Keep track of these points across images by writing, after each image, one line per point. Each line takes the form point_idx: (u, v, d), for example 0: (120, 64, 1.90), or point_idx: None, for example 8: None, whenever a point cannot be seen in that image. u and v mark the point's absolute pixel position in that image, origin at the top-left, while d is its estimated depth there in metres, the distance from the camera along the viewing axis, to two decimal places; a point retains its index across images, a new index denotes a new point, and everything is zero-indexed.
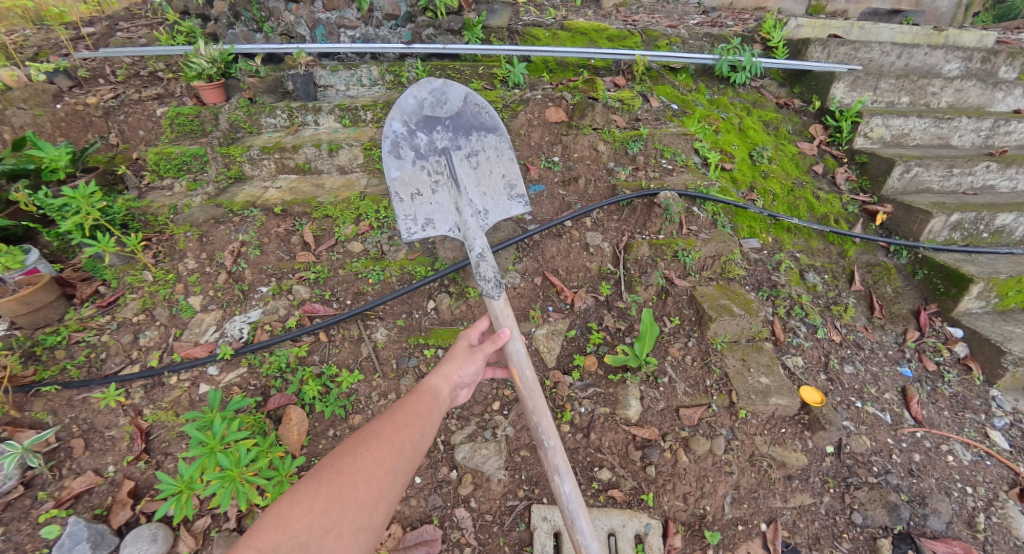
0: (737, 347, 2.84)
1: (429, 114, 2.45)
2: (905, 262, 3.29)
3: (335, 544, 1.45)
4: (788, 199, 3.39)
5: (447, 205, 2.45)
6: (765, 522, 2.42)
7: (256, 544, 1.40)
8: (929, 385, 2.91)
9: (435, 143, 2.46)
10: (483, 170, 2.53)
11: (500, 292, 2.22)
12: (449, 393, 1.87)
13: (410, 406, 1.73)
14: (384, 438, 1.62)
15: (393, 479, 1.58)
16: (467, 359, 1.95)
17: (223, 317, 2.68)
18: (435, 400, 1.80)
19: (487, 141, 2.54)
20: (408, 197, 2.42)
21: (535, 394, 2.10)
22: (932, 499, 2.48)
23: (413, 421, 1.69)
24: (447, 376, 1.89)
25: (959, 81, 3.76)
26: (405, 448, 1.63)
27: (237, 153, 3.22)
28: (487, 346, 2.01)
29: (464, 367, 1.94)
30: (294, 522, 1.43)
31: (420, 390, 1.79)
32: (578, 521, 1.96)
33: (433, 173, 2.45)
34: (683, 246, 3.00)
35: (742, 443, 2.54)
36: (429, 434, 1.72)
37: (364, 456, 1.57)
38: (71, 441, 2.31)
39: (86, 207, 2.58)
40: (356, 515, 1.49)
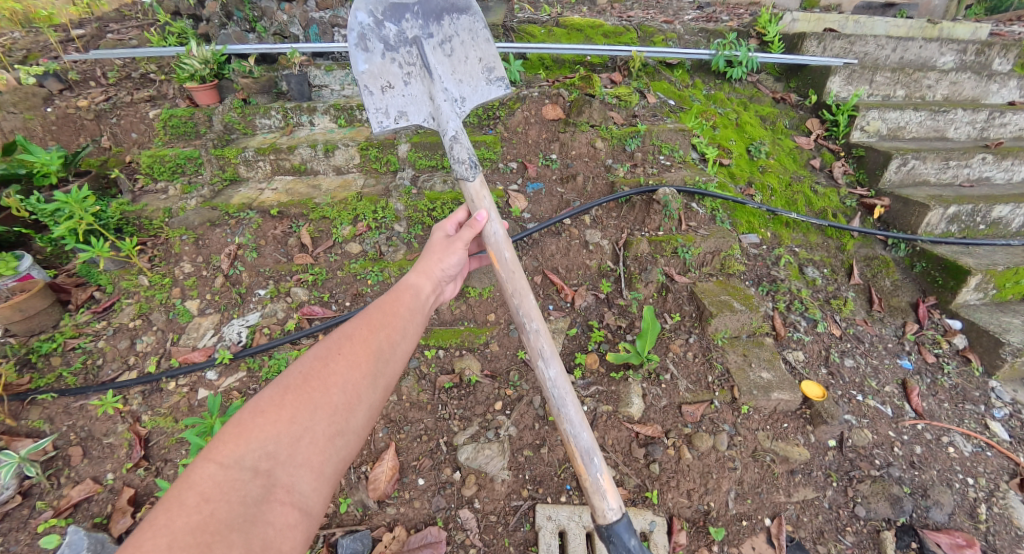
0: (738, 342, 2.83)
1: (397, 2, 2.33)
2: (903, 254, 3.30)
3: (309, 451, 1.37)
4: (787, 194, 3.38)
5: (421, 95, 2.37)
6: (769, 517, 2.42)
7: (217, 458, 1.30)
8: (929, 377, 2.92)
9: (404, 33, 2.35)
10: (458, 56, 2.42)
11: (474, 173, 2.15)
12: (431, 290, 1.87)
13: (386, 307, 1.67)
14: (358, 338, 1.56)
15: (370, 383, 1.51)
16: (447, 250, 1.95)
17: (221, 321, 2.65)
18: (416, 298, 1.78)
19: (459, 25, 2.42)
20: (378, 89, 2.31)
21: (518, 277, 2.05)
22: (934, 491, 2.48)
23: (390, 322, 1.64)
24: (427, 273, 1.87)
25: (954, 74, 3.76)
26: (381, 348, 1.57)
27: (232, 155, 3.18)
28: (465, 234, 2.01)
29: (445, 261, 1.93)
30: (257, 433, 1.34)
31: (398, 289, 1.76)
32: (566, 409, 1.94)
33: (404, 63, 2.36)
34: (682, 242, 2.99)
35: (745, 438, 2.54)
36: (409, 333, 1.67)
37: (336, 359, 1.50)
38: (69, 449, 2.27)
39: (79, 211, 2.55)
40: (331, 420, 1.42)
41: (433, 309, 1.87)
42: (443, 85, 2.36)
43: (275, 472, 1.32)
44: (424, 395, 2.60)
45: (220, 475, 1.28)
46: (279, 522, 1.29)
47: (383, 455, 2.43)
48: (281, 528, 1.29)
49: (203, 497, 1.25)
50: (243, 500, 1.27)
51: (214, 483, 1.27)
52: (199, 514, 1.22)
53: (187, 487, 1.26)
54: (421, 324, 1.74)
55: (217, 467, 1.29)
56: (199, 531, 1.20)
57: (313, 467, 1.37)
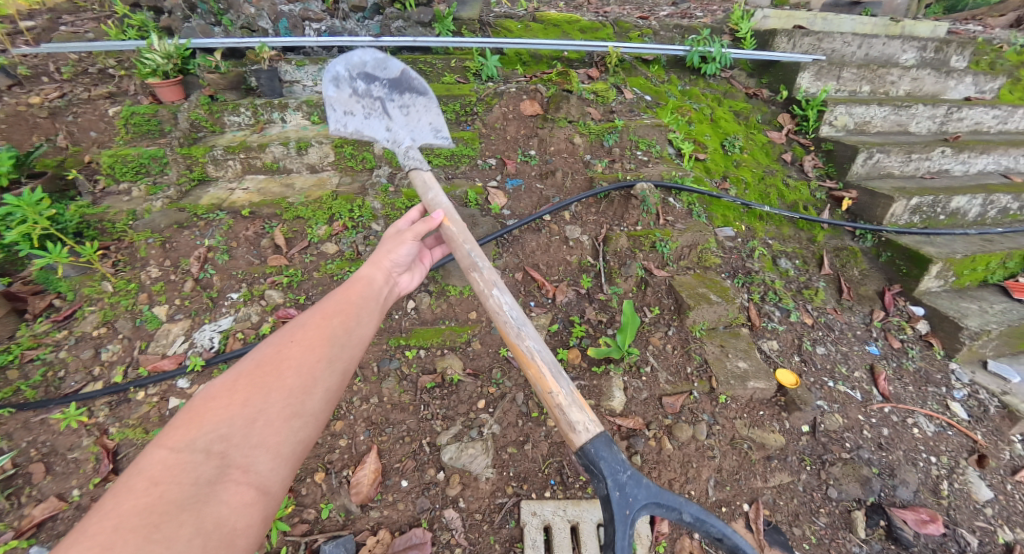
0: (715, 333, 2.90)
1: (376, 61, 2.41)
2: (869, 245, 3.42)
3: (264, 432, 1.33)
4: (760, 187, 3.47)
5: (377, 131, 2.33)
6: (748, 502, 2.47)
7: (167, 443, 1.26)
8: (895, 361, 3.05)
9: (372, 82, 2.35)
10: (416, 118, 2.42)
11: (425, 163, 2.24)
12: (385, 279, 1.87)
13: (342, 295, 1.68)
14: (312, 325, 1.55)
15: (327, 365, 1.50)
16: (397, 241, 1.95)
17: (192, 326, 2.55)
18: (370, 287, 1.78)
19: (424, 98, 2.45)
20: (340, 114, 2.29)
21: (468, 244, 2.01)
22: (901, 470, 2.59)
23: (346, 309, 1.64)
24: (378, 264, 1.87)
25: (915, 70, 3.92)
26: (337, 333, 1.57)
27: (199, 154, 3.06)
28: (418, 229, 2.00)
29: (395, 252, 1.92)
30: (211, 415, 1.31)
31: (352, 281, 1.76)
32: (526, 327, 1.82)
33: (369, 103, 2.35)
34: (660, 236, 3.03)
35: (723, 427, 2.61)
36: (365, 319, 1.67)
37: (291, 344, 1.49)
38: (30, 466, 2.16)
39: (32, 215, 2.41)
40: (287, 402, 1.40)
41: (390, 299, 1.86)
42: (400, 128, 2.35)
43: (229, 453, 1.28)
44: (406, 395, 2.58)
45: (171, 459, 1.23)
46: (233, 503, 1.23)
47: (366, 457, 2.41)
48: (235, 508, 1.23)
49: (152, 481, 1.19)
50: (195, 481, 1.22)
51: (165, 466, 1.22)
52: (148, 496, 1.17)
53: (137, 472, 1.20)
54: (378, 312, 1.74)
55: (168, 452, 1.24)
56: (147, 512, 1.15)
57: (269, 447, 1.33)
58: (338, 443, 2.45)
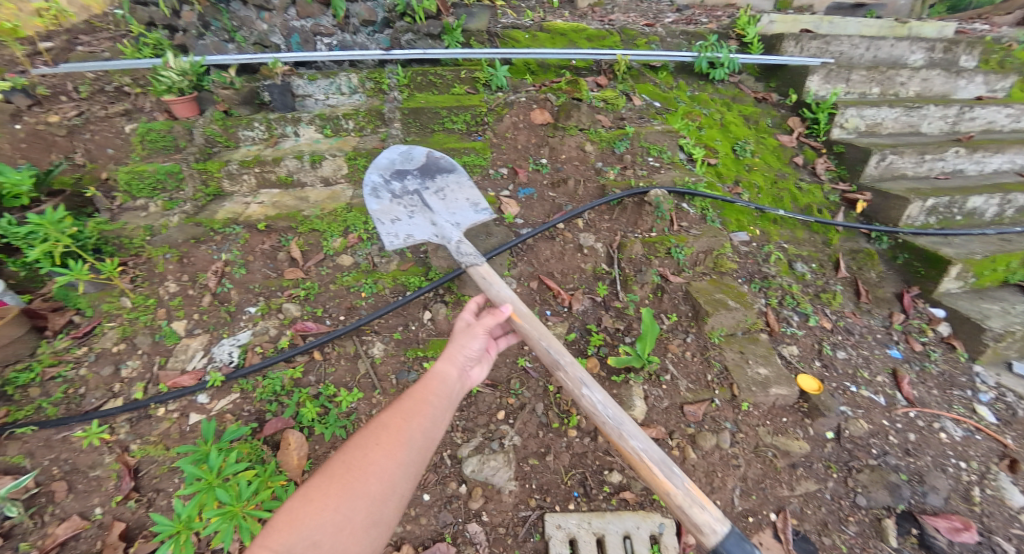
0: (734, 339, 2.86)
1: (399, 168, 2.68)
2: (886, 247, 3.39)
3: (349, 542, 1.35)
4: (772, 191, 3.45)
5: (424, 224, 2.54)
6: (774, 511, 2.43)
7: (268, 546, 1.30)
8: (917, 364, 2.99)
9: (405, 182, 2.64)
10: (452, 199, 2.65)
11: (480, 258, 2.37)
12: (459, 375, 1.77)
13: (419, 388, 1.64)
14: (392, 428, 1.51)
15: (405, 471, 1.47)
16: (469, 334, 1.91)
17: (210, 341, 2.54)
18: (444, 385, 1.69)
19: (451, 179, 2.71)
20: (387, 221, 2.52)
21: (546, 338, 2.04)
22: (930, 477, 2.54)
23: (422, 405, 1.59)
24: (453, 359, 1.80)
25: (924, 71, 3.91)
26: (414, 437, 1.52)
27: (214, 169, 3.08)
28: (487, 321, 1.99)
29: (467, 344, 1.88)
30: (306, 521, 1.34)
31: (427, 378, 1.69)
32: (625, 425, 1.83)
33: (407, 203, 2.59)
34: (675, 242, 3.02)
35: (746, 435, 2.56)
36: (440, 419, 1.61)
37: (375, 446, 1.47)
38: (52, 485, 2.13)
39: (55, 233, 2.44)
40: (368, 510, 1.40)
41: (465, 393, 1.78)
42: (442, 214, 2.57)
43: None
44: None
45: None
46: None
47: None
48: None
49: None
50: None
51: None
52: None
53: None
54: (453, 410, 1.67)
55: None
56: None
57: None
58: None
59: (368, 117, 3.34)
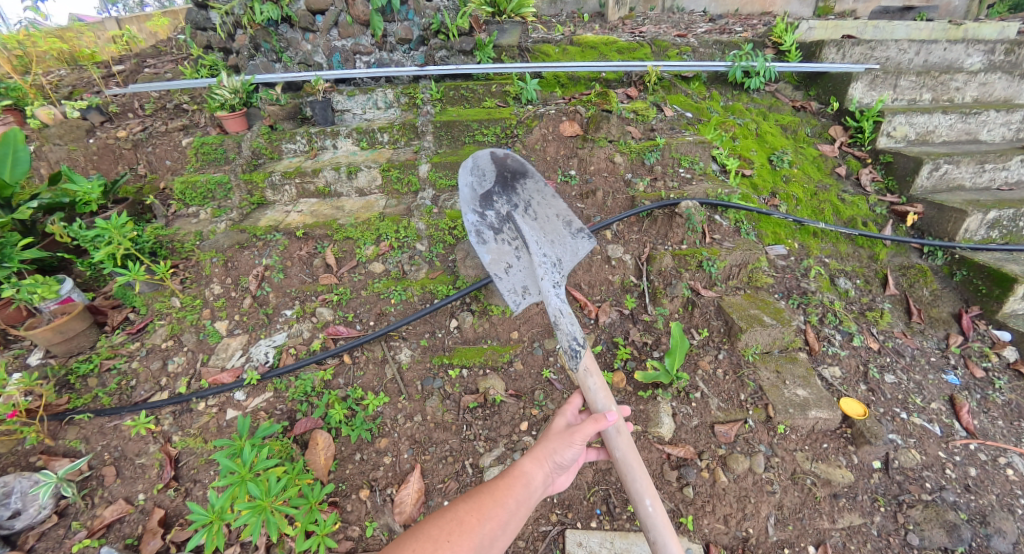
0: (770, 358, 2.74)
1: (482, 193, 2.40)
2: (941, 263, 3.15)
3: None
4: (812, 203, 3.30)
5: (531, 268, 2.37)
6: (813, 544, 2.27)
7: None
8: (978, 393, 2.75)
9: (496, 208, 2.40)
10: (542, 217, 2.44)
11: (581, 355, 2.09)
12: (543, 480, 1.79)
13: (498, 490, 1.70)
14: (466, 527, 1.61)
15: None
16: (566, 443, 1.80)
17: (249, 341, 2.69)
18: (526, 490, 1.73)
19: (530, 188, 2.44)
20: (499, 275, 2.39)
21: (642, 480, 1.93)
22: (994, 518, 2.31)
23: (497, 512, 1.67)
24: (542, 462, 1.79)
25: (983, 75, 3.66)
26: (482, 542, 1.62)
27: (260, 180, 3.28)
28: (585, 429, 1.81)
29: (562, 453, 1.80)
30: None
31: (511, 476, 1.73)
32: None
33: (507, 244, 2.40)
34: (707, 255, 2.93)
35: (783, 459, 2.44)
36: (509, 527, 1.69)
37: (445, 546, 1.56)
38: (103, 469, 2.30)
39: (118, 237, 2.62)
40: None
41: (542, 496, 1.81)
42: (542, 249, 2.36)
43: None
44: (449, 415, 2.48)
45: None
46: None
47: (409, 476, 2.31)
48: None
49: None
50: None
51: None
52: None
53: None
54: (524, 517, 1.73)
55: None
56: None
57: None
58: (382, 460, 2.37)
59: (403, 130, 3.50)
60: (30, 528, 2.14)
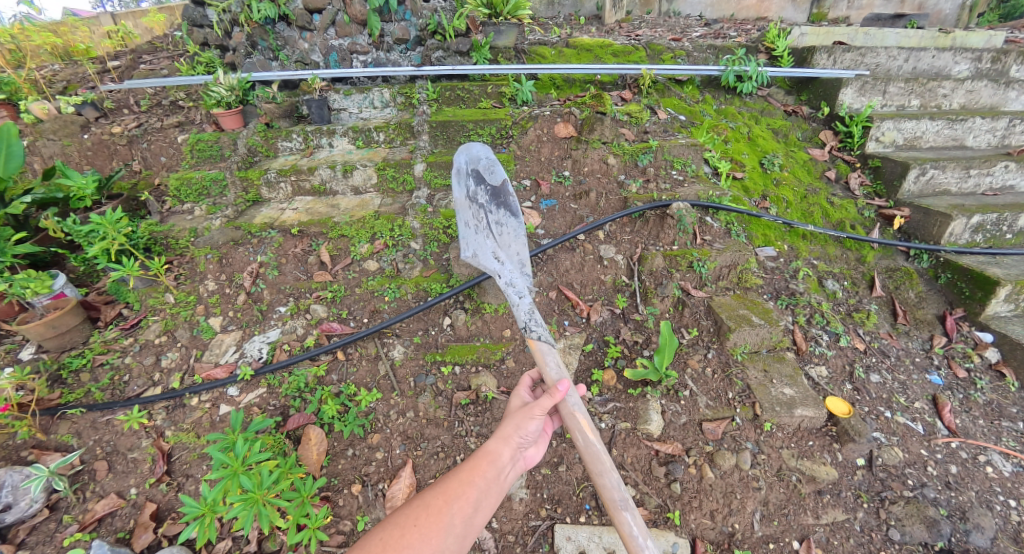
0: (758, 357, 2.78)
1: (491, 183, 2.44)
2: (926, 266, 3.20)
3: None
4: (802, 206, 3.35)
5: (512, 229, 2.44)
6: (798, 540, 2.34)
7: None
8: (960, 392, 2.81)
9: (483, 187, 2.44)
10: (507, 236, 2.43)
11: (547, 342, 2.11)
12: (512, 457, 1.81)
13: (463, 472, 1.72)
14: (434, 510, 1.63)
15: None
16: (525, 417, 1.86)
17: (243, 337, 2.69)
18: (493, 468, 1.75)
19: (513, 221, 2.46)
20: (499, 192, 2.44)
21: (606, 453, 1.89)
22: (974, 514, 2.37)
23: (465, 493, 1.68)
24: (507, 439, 1.82)
25: (970, 82, 3.73)
26: (453, 523, 1.63)
27: (255, 177, 3.29)
28: (542, 402, 1.86)
29: (522, 426, 1.85)
30: None
31: (477, 457, 1.76)
32: None
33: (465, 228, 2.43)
34: (698, 256, 2.99)
35: (769, 457, 2.48)
36: (481, 506, 1.70)
37: (413, 530, 1.59)
38: (95, 464, 2.30)
39: (112, 232, 2.61)
40: None
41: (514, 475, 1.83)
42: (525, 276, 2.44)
43: None
44: (441, 411, 2.51)
45: None
46: None
47: (400, 472, 2.35)
48: None
49: None
50: None
51: None
52: None
53: None
54: (496, 495, 1.74)
55: None
56: None
57: None
58: (374, 456, 2.40)
59: (398, 129, 3.52)
60: (20, 522, 2.14)
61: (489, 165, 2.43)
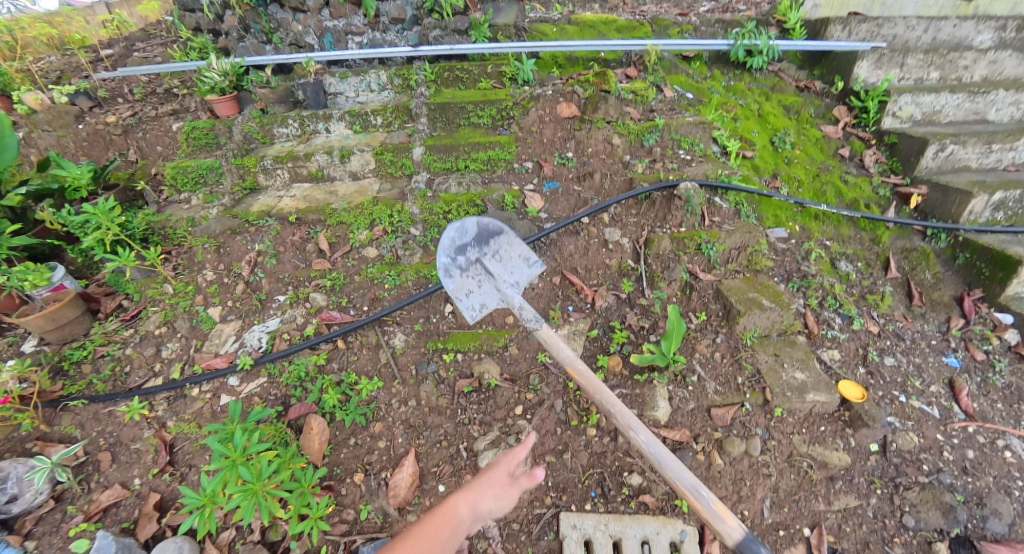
0: (769, 342, 2.71)
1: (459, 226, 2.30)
2: (944, 246, 3.07)
3: None
4: (814, 185, 3.23)
5: (508, 239, 2.37)
6: (809, 526, 2.30)
7: None
8: (978, 376, 2.72)
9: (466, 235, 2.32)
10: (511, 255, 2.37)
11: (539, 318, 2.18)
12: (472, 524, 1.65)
13: (420, 530, 1.57)
14: None
15: None
16: (501, 486, 1.73)
17: (243, 327, 2.66)
18: (450, 534, 1.59)
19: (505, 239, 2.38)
20: (474, 227, 2.32)
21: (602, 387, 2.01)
22: (990, 499, 2.32)
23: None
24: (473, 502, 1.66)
25: (993, 52, 3.55)
26: None
27: (251, 164, 3.23)
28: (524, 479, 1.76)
29: (491, 491, 1.71)
30: None
31: (439, 514, 1.61)
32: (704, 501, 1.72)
33: (470, 280, 2.31)
34: (707, 238, 2.91)
35: (779, 442, 2.44)
36: None
37: None
38: (99, 455, 2.30)
39: (106, 222, 2.58)
40: None
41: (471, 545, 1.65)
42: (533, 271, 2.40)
43: None
44: (444, 400, 2.52)
45: None
46: None
47: (403, 461, 2.35)
48: None
49: None
50: None
51: None
52: None
53: None
54: None
55: None
56: None
57: None
58: (377, 445, 2.40)
59: (396, 113, 3.44)
60: (27, 512, 2.14)
61: (454, 232, 2.29)
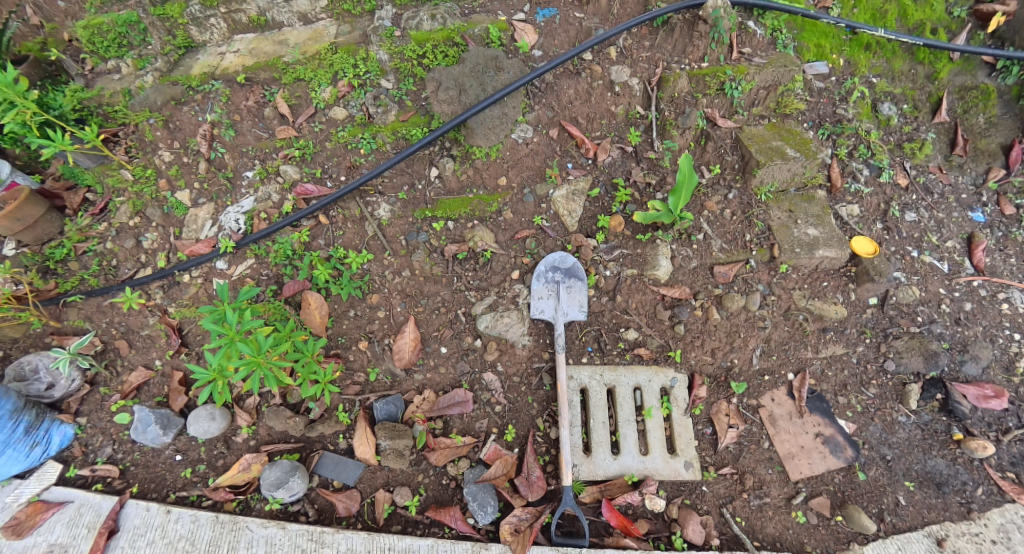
0: (784, 197, 2.51)
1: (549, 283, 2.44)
2: (1011, 83, 2.59)
3: None
4: (873, 5, 2.61)
5: (578, 290, 2.43)
6: (793, 372, 2.41)
7: None
8: (1000, 230, 2.54)
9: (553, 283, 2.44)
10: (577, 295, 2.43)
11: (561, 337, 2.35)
12: None
13: None
14: None
15: None
16: None
17: (217, 210, 2.52)
18: None
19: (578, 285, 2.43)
20: (570, 266, 2.44)
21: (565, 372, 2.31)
22: (974, 346, 2.37)
23: None
24: None
25: None
26: None
27: (176, 13, 2.52)
28: None
29: None
30: None
31: None
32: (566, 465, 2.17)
33: (545, 290, 2.44)
34: (732, 75, 2.46)
35: (779, 298, 2.41)
36: None
37: None
38: (115, 342, 2.41)
39: (17, 98, 2.17)
40: None
41: None
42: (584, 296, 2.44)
43: None
44: (438, 268, 2.48)
45: None
46: None
47: (404, 327, 2.43)
48: None
49: None
50: None
51: None
52: None
53: None
54: None
55: None
56: None
57: None
58: (377, 314, 2.45)
59: None
60: (69, 395, 2.33)
61: (555, 257, 2.44)
